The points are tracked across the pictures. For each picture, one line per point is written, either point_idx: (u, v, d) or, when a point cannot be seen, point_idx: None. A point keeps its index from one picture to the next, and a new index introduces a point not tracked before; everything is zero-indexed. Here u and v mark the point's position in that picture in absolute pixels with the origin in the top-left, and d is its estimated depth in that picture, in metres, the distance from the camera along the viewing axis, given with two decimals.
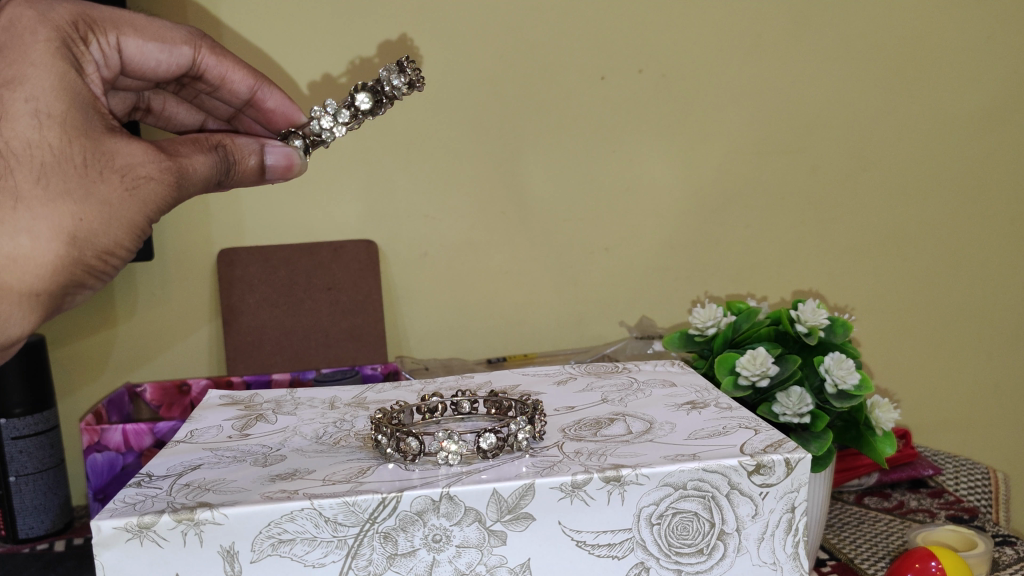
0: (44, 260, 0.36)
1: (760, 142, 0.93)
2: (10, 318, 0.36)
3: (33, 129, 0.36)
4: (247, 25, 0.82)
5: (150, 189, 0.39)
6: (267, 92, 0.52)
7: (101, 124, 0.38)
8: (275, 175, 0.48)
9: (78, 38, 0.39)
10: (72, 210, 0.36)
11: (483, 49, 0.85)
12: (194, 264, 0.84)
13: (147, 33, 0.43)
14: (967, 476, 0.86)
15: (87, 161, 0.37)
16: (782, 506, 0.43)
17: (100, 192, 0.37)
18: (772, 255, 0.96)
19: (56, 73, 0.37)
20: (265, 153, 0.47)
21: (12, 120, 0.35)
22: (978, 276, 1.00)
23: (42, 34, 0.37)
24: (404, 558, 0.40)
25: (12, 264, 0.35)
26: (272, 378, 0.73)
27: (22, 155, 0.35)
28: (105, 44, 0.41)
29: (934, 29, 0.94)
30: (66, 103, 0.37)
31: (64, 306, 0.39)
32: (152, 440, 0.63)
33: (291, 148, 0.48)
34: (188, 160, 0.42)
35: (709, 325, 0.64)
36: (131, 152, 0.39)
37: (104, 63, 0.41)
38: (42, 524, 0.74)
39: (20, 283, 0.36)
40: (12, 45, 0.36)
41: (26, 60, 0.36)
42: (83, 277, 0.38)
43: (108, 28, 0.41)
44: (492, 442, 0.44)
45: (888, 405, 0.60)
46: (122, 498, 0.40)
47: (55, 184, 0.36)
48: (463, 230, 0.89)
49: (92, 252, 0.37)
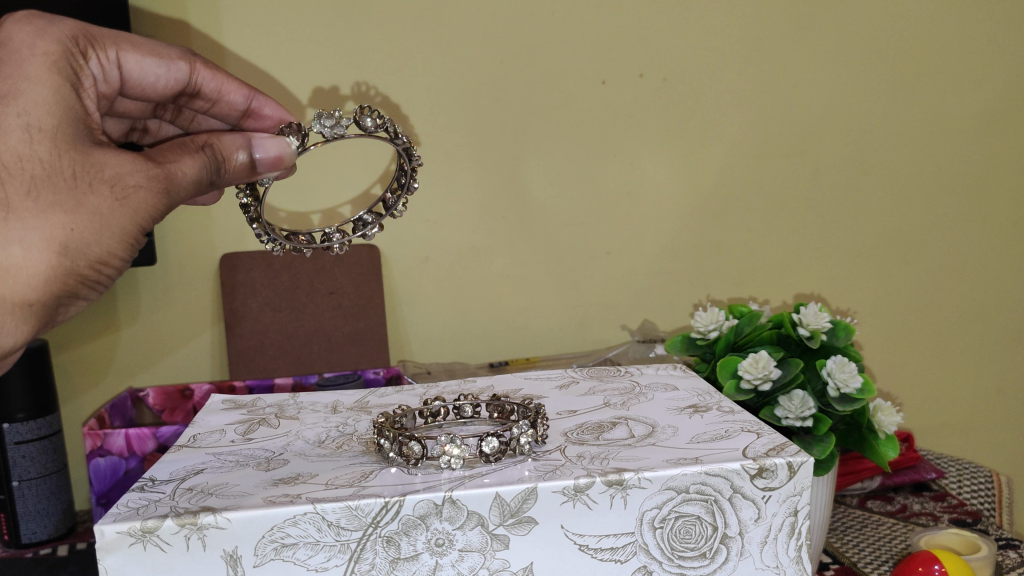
0: (36, 270, 0.35)
1: (761, 145, 0.93)
2: (3, 326, 0.35)
3: (23, 143, 0.35)
4: (248, 29, 0.82)
5: (140, 200, 0.38)
6: (264, 101, 0.53)
7: (89, 138, 0.38)
8: (266, 168, 0.47)
9: (78, 53, 0.39)
10: (63, 221, 0.36)
11: (484, 54, 0.85)
12: (197, 269, 0.85)
13: (144, 49, 0.44)
14: (970, 479, 0.86)
15: (76, 174, 0.36)
16: (784, 510, 0.43)
17: (90, 203, 0.37)
18: (774, 258, 0.96)
19: (52, 87, 0.37)
20: (254, 149, 0.46)
21: (4, 134, 0.35)
22: (979, 278, 1.00)
23: (40, 48, 0.37)
24: (407, 562, 0.40)
25: (3, 276, 0.35)
26: (274, 383, 0.73)
27: (13, 169, 0.35)
28: (104, 59, 0.41)
29: (934, 32, 0.94)
30: (57, 118, 0.37)
31: (56, 318, 0.38)
32: (154, 445, 0.63)
33: (282, 141, 0.48)
34: (178, 165, 0.41)
35: (710, 329, 0.65)
36: (118, 163, 0.38)
37: (103, 77, 0.41)
38: (45, 529, 0.74)
39: (14, 295, 0.35)
40: (9, 59, 0.36)
41: (23, 74, 0.36)
42: (76, 286, 0.38)
43: (106, 44, 0.41)
44: (495, 446, 0.45)
45: (891, 407, 0.60)
46: (125, 503, 0.40)
47: (46, 197, 0.35)
48: (465, 234, 0.89)
49: (86, 261, 0.37)
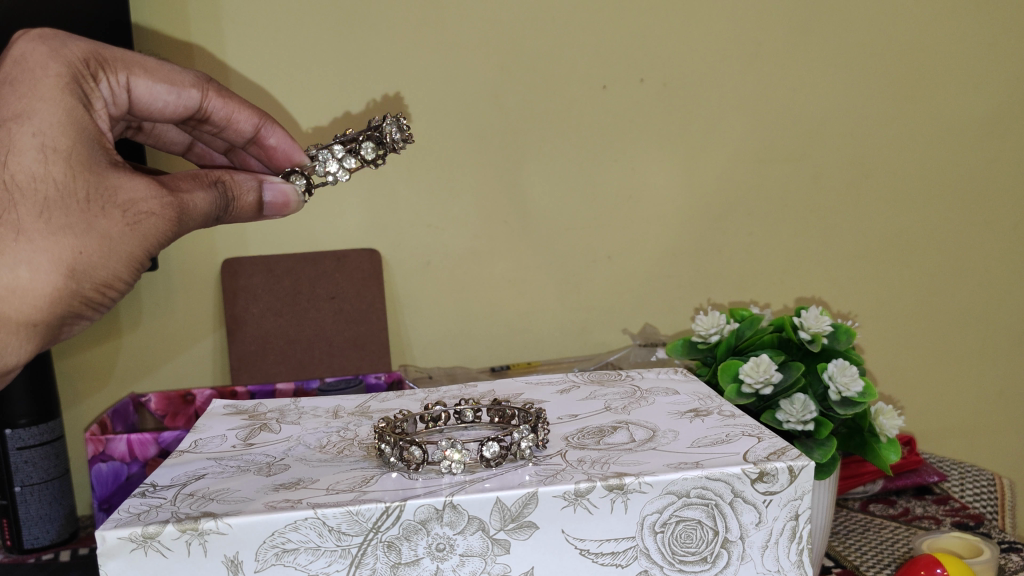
0: (42, 292, 0.34)
1: (762, 149, 0.93)
2: (7, 346, 0.34)
3: (38, 163, 0.34)
4: (250, 35, 0.82)
5: (151, 226, 0.37)
6: (272, 130, 0.48)
7: (105, 159, 0.37)
8: (273, 212, 0.46)
9: (88, 74, 0.37)
10: (72, 244, 0.35)
11: (485, 59, 0.86)
12: (199, 274, 0.85)
13: (156, 74, 0.41)
14: (973, 482, 0.86)
15: (90, 197, 0.35)
16: (785, 514, 0.43)
17: (101, 227, 0.36)
18: (776, 262, 0.96)
19: (64, 108, 0.35)
20: (263, 190, 0.45)
21: (19, 153, 0.34)
22: (981, 281, 1.00)
23: (53, 69, 0.36)
24: (408, 567, 0.40)
25: (6, 296, 0.33)
26: (276, 388, 0.73)
27: (25, 188, 0.34)
28: (115, 82, 0.38)
29: (934, 35, 0.94)
30: (72, 138, 0.35)
31: (61, 338, 0.37)
32: (156, 450, 0.63)
33: (290, 185, 0.46)
34: (190, 196, 0.40)
35: (711, 333, 0.65)
36: (134, 187, 0.37)
37: (112, 101, 0.39)
38: (48, 534, 0.74)
39: (17, 317, 0.34)
40: (22, 79, 0.35)
41: (34, 94, 0.35)
42: (81, 309, 0.36)
43: (118, 67, 0.38)
44: (496, 450, 0.45)
45: (892, 411, 0.60)
46: (126, 509, 0.40)
47: (57, 219, 0.34)
48: (466, 239, 0.89)
49: (91, 285, 0.36)
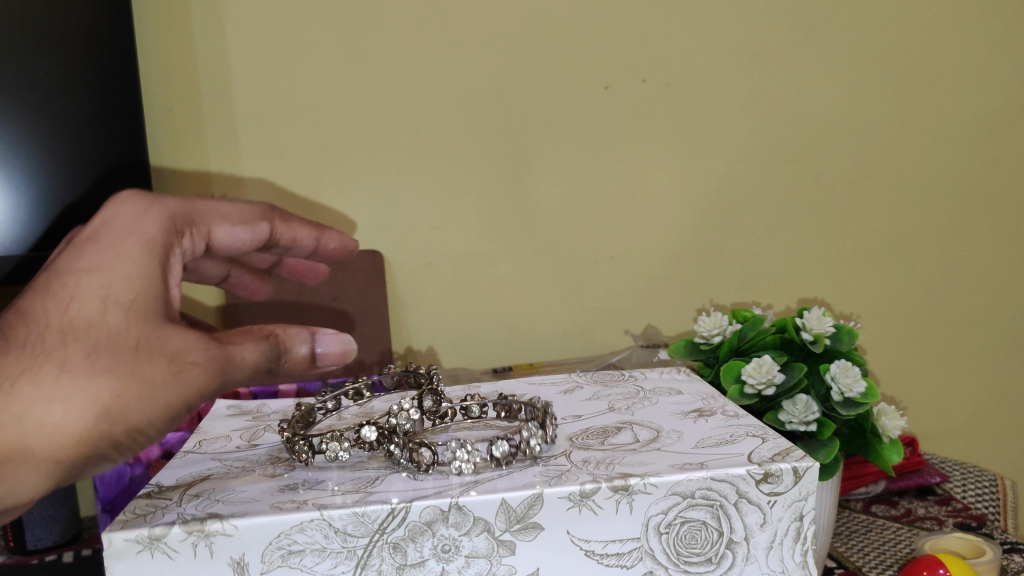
0: (72, 430, 0.39)
1: (764, 149, 0.93)
2: (25, 483, 0.39)
3: (98, 311, 0.39)
4: (253, 34, 0.81)
5: (192, 375, 0.41)
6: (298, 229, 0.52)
7: (163, 313, 0.42)
8: (330, 363, 0.48)
9: (176, 233, 0.45)
10: (113, 386, 0.39)
11: (488, 60, 0.86)
12: (202, 276, 0.85)
13: (229, 218, 0.48)
14: (975, 483, 0.86)
15: (139, 341, 0.40)
16: (790, 515, 0.43)
17: (144, 371, 0.40)
18: (777, 263, 0.96)
19: (137, 264, 0.41)
20: (315, 343, 0.47)
21: (82, 300, 0.39)
22: (982, 282, 1.00)
23: (141, 230, 0.43)
24: (414, 568, 0.40)
25: (36, 436, 0.38)
26: (279, 389, 0.73)
27: (81, 331, 0.39)
28: (195, 237, 0.46)
29: (935, 36, 0.94)
30: (136, 292, 0.41)
31: (84, 471, 0.41)
32: (159, 452, 0.63)
33: (347, 338, 0.48)
34: (237, 348, 0.43)
35: (714, 334, 0.65)
36: (182, 340, 0.42)
37: (193, 251, 0.46)
38: (51, 536, 0.74)
39: (43, 453, 0.38)
40: (111, 240, 0.42)
41: (114, 254, 0.41)
42: (113, 444, 0.40)
43: (201, 225, 0.47)
44: (504, 450, 0.45)
45: (894, 412, 0.60)
46: (132, 510, 0.40)
47: (103, 361, 0.39)
48: (468, 240, 0.89)
49: (124, 425, 0.40)
